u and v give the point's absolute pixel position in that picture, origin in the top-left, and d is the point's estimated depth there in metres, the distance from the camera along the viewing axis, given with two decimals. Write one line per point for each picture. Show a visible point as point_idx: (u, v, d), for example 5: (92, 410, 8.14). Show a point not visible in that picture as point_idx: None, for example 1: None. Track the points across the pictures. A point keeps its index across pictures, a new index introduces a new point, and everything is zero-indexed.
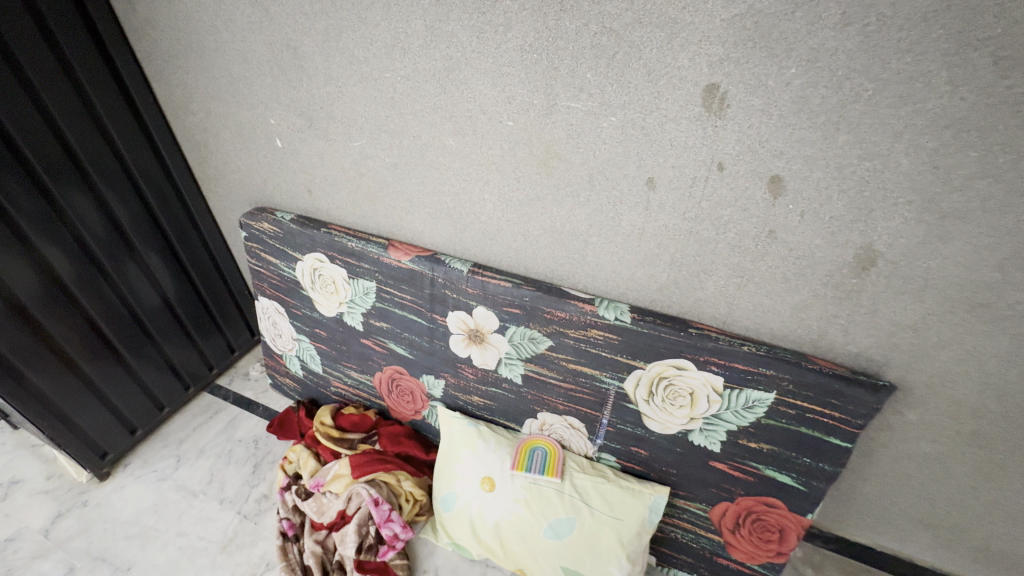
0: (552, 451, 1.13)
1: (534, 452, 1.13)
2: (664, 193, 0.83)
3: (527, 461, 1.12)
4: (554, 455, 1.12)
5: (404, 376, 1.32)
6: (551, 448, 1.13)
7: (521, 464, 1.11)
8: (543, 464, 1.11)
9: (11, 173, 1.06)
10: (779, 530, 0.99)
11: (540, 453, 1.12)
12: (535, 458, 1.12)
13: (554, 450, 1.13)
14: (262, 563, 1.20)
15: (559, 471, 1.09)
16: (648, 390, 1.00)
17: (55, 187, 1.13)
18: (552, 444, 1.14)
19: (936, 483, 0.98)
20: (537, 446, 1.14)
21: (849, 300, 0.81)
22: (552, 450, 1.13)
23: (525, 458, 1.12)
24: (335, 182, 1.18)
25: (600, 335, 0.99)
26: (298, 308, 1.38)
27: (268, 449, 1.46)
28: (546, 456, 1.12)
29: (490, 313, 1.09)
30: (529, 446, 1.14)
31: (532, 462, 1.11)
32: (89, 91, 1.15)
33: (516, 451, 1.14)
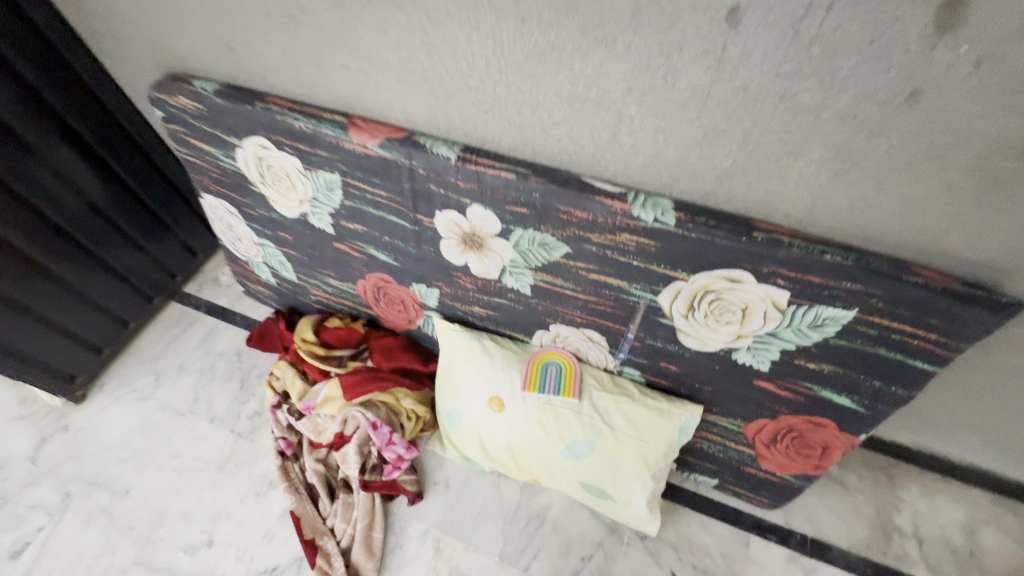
0: (569, 368, 0.98)
1: (548, 367, 0.99)
2: (754, 34, 0.54)
3: (540, 379, 0.98)
4: (571, 372, 0.98)
5: (391, 284, 1.12)
6: (568, 362, 0.99)
7: (534, 383, 0.98)
8: (559, 382, 0.97)
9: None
10: (822, 448, 0.89)
11: (555, 369, 0.99)
12: (550, 374, 0.98)
13: (571, 367, 0.99)
14: (264, 481, 1.15)
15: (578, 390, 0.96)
16: (688, 304, 0.82)
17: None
18: (568, 357, 1.00)
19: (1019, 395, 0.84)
20: (552, 360, 1.00)
21: (996, 191, 0.58)
22: (569, 364, 0.99)
23: (539, 375, 0.99)
24: (262, 33, 0.84)
25: (633, 242, 0.77)
26: (253, 208, 1.13)
27: (253, 362, 1.33)
28: (561, 372, 0.98)
29: (488, 213, 0.85)
30: (542, 361, 1.00)
31: (547, 380, 0.98)
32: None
33: (527, 368, 1.00)
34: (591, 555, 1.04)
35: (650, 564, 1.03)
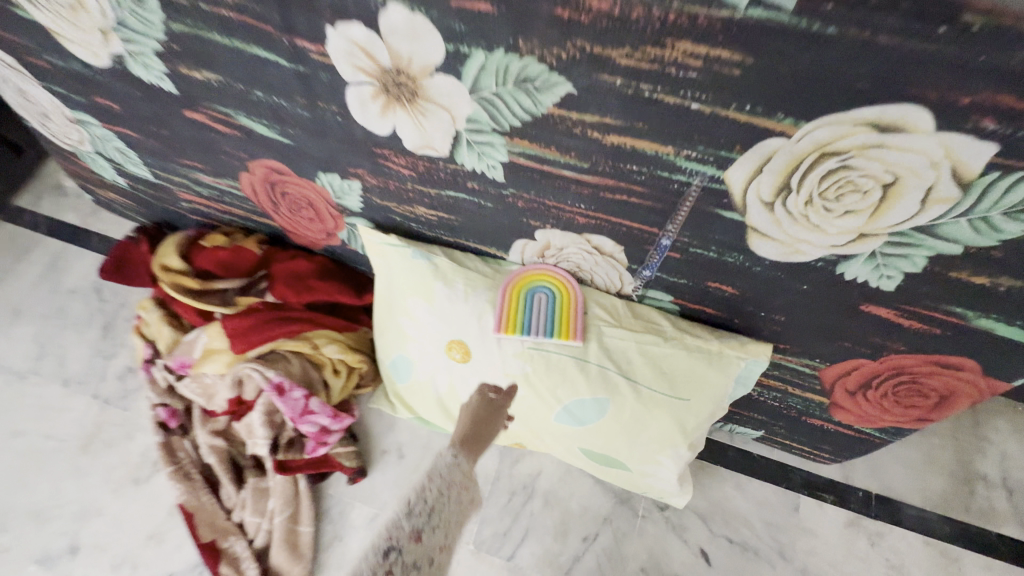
0: (566, 299, 0.66)
1: (535, 296, 0.66)
2: None
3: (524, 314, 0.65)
4: (570, 305, 0.65)
5: (289, 179, 0.73)
6: (566, 289, 0.66)
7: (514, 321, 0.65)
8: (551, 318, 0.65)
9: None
10: (939, 397, 0.60)
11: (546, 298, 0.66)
12: (539, 307, 0.66)
13: (569, 297, 0.66)
14: (146, 463, 0.83)
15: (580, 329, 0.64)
16: (781, 182, 0.46)
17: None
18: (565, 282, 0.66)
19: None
20: (541, 286, 0.67)
21: None
22: (566, 292, 0.66)
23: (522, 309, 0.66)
24: None
25: (696, 60, 0.40)
26: (38, 56, 0.68)
27: (119, 301, 0.95)
28: (555, 304, 0.66)
29: (420, 24, 0.45)
30: (526, 288, 0.67)
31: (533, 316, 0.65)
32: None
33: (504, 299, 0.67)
34: (595, 534, 0.79)
35: (673, 541, 0.78)
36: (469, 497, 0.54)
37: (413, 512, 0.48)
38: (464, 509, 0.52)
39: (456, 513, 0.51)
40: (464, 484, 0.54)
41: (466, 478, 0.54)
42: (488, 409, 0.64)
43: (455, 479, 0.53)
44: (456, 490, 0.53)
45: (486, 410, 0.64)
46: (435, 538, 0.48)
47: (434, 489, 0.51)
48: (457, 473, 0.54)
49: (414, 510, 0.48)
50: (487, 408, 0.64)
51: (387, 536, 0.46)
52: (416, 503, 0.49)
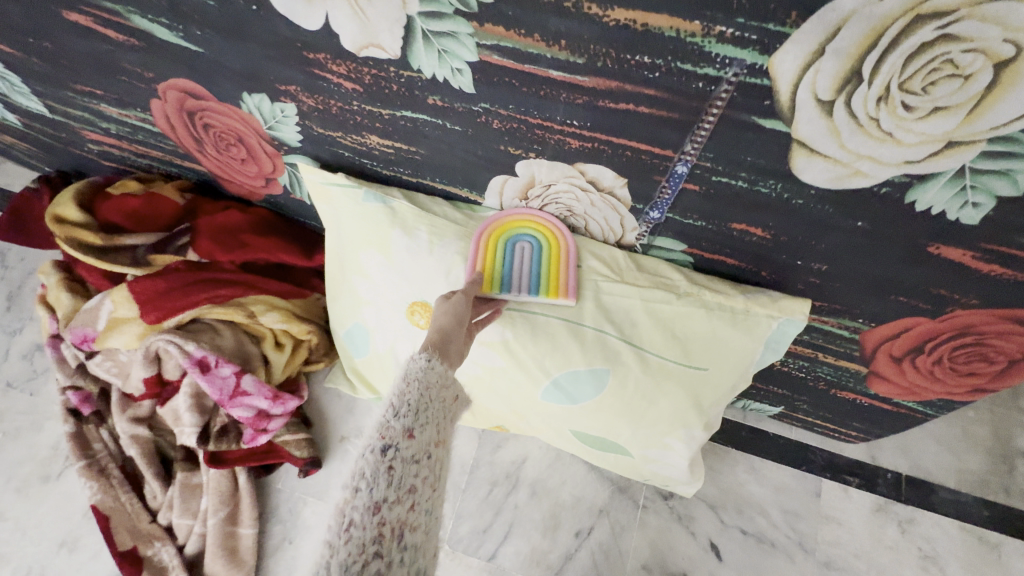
0: (554, 251, 0.53)
1: (516, 246, 0.54)
2: None
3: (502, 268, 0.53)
4: (558, 257, 0.53)
5: (209, 106, 0.58)
6: (552, 238, 0.54)
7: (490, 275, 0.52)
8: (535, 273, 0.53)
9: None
10: (1008, 362, 0.50)
11: (529, 249, 0.53)
12: (520, 259, 0.53)
13: (560, 251, 0.53)
14: (56, 456, 0.70)
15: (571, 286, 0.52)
16: (848, 70, 0.34)
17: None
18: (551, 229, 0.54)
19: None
20: (523, 235, 0.54)
21: None
22: (553, 242, 0.54)
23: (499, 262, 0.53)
24: None
25: None
26: None
27: (26, 268, 0.80)
28: (540, 256, 0.53)
29: None
30: (504, 237, 0.54)
31: (512, 270, 0.53)
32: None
33: (477, 250, 0.54)
34: (590, 528, 0.68)
35: (679, 533, 0.68)
36: (453, 396, 0.42)
37: (399, 409, 0.37)
38: (454, 405, 0.41)
39: (449, 404, 0.41)
40: (447, 386, 0.41)
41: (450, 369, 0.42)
42: (458, 303, 0.47)
43: (438, 373, 0.41)
44: (444, 381, 0.41)
45: (455, 306, 0.47)
46: (432, 432, 0.38)
47: (417, 388, 0.39)
48: (436, 375, 0.40)
49: (401, 407, 0.37)
50: (457, 305, 0.47)
51: (378, 437, 0.36)
52: (403, 399, 0.38)
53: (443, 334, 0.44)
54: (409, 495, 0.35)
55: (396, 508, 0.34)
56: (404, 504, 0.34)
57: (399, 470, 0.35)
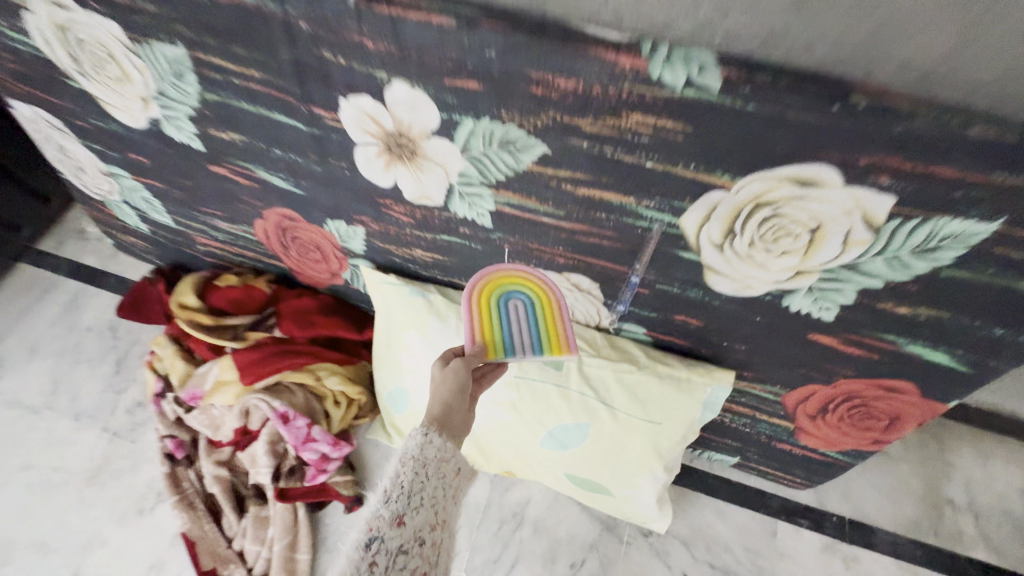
0: (543, 300, 0.65)
1: (506, 303, 0.65)
2: None
3: (501, 336, 0.62)
4: (552, 305, 0.65)
5: (299, 225, 0.81)
6: (532, 282, 0.66)
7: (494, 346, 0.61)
8: (536, 326, 0.64)
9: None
10: (889, 419, 0.66)
11: (520, 301, 0.65)
12: (512, 317, 0.64)
13: (545, 300, 0.65)
14: (151, 494, 0.87)
15: (556, 336, 0.64)
16: (726, 228, 0.54)
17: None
18: (525, 272, 0.67)
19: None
20: (508, 289, 0.66)
21: None
22: (536, 283, 0.66)
23: (495, 326, 0.63)
24: None
25: (648, 128, 0.49)
26: (82, 118, 0.77)
27: (132, 339, 1.01)
28: (533, 308, 0.65)
29: (419, 98, 0.54)
30: (492, 295, 0.65)
31: (511, 333, 0.63)
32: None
33: (469, 320, 0.63)
34: (582, 561, 0.82)
35: (657, 566, 0.81)
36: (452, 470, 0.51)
37: (390, 499, 0.46)
38: (451, 479, 0.50)
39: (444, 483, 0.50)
40: (444, 463, 0.50)
41: (449, 445, 0.51)
42: (456, 368, 0.56)
43: (434, 454, 0.49)
44: (440, 463, 0.49)
45: (455, 372, 0.56)
46: (418, 519, 0.47)
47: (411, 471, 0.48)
48: (432, 451, 0.49)
49: (392, 499, 0.47)
50: (456, 371, 0.56)
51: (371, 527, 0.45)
52: (393, 490, 0.47)
53: (445, 400, 0.53)
54: None
55: None
56: None
57: (383, 559, 0.44)
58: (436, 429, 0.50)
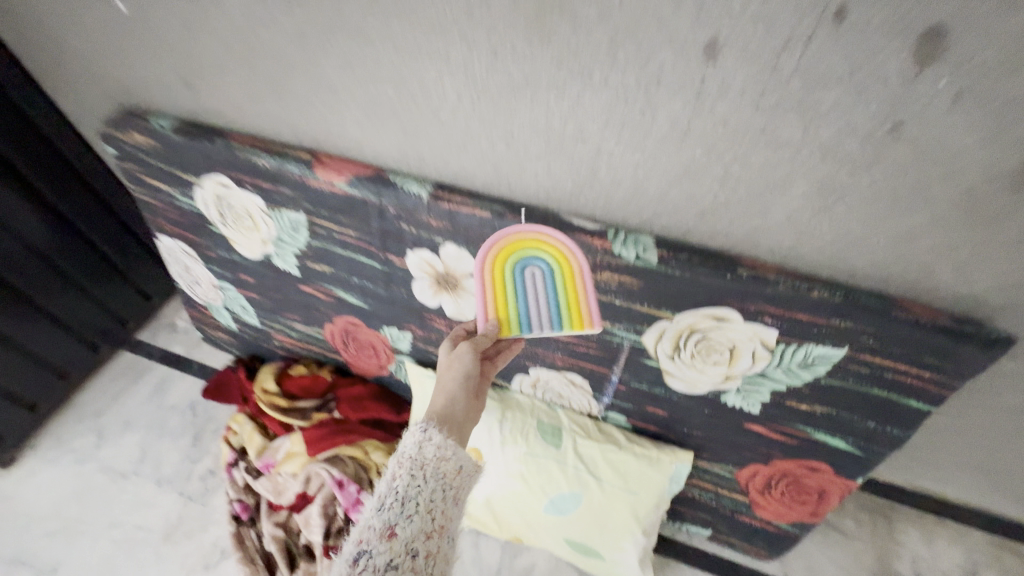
0: (566, 272, 0.73)
1: (522, 271, 0.74)
2: (733, 67, 0.51)
3: (519, 312, 0.73)
4: (572, 274, 0.73)
5: (360, 328, 1.05)
6: (551, 246, 0.73)
7: (511, 324, 0.74)
8: (554, 298, 0.73)
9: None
10: (818, 493, 0.84)
11: (537, 271, 0.73)
12: (529, 288, 0.74)
13: (568, 268, 0.73)
14: (216, 551, 1.03)
15: (581, 307, 0.72)
16: (674, 345, 0.78)
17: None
18: (542, 235, 0.72)
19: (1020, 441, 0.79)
20: (524, 257, 0.74)
21: (985, 227, 0.55)
22: (556, 249, 0.73)
23: (512, 300, 0.74)
24: (219, 68, 0.78)
25: (615, 280, 0.74)
26: (211, 250, 1.05)
27: (209, 416, 1.23)
28: (552, 280, 0.73)
29: (463, 253, 0.81)
30: (517, 262, 0.74)
31: (528, 310, 0.73)
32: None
33: (488, 301, 0.74)
34: None
35: None
36: (451, 467, 0.57)
37: (382, 509, 0.53)
38: (451, 477, 0.57)
39: (438, 487, 0.56)
40: (439, 462, 0.57)
41: (444, 445, 0.58)
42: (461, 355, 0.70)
43: (428, 453, 0.57)
44: (431, 465, 0.57)
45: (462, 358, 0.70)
46: (410, 527, 0.52)
47: (406, 474, 0.55)
48: (428, 448, 0.57)
49: (384, 509, 0.53)
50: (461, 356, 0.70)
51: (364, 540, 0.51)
52: (386, 502, 0.54)
53: (450, 390, 0.66)
54: None
55: None
56: None
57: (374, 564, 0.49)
58: (432, 426, 0.59)
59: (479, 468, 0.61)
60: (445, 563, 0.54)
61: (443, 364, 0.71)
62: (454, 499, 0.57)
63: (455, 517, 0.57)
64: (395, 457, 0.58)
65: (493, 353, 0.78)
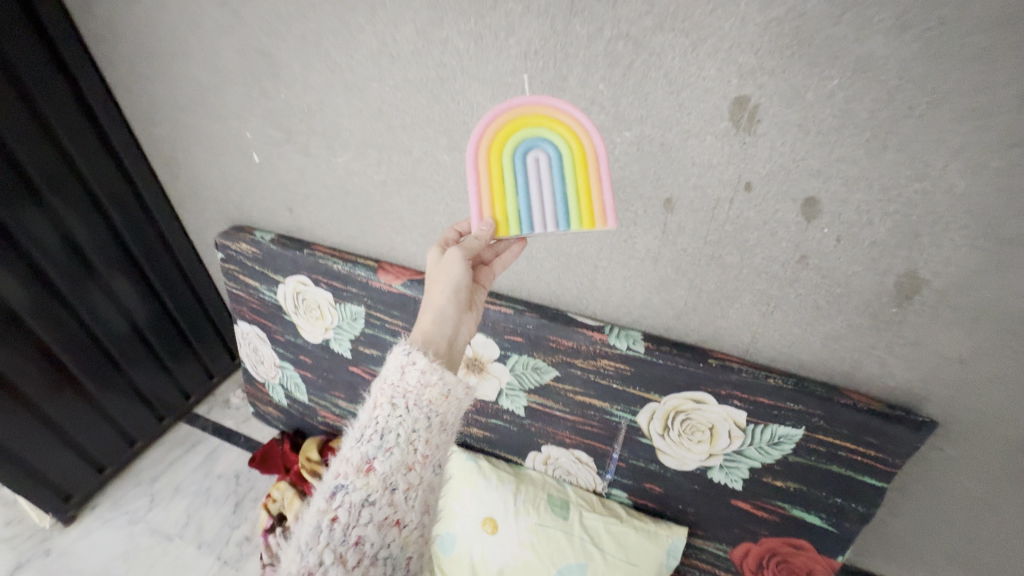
0: (575, 153, 0.65)
1: (524, 157, 0.66)
2: (685, 215, 0.74)
3: (520, 209, 0.68)
4: (583, 156, 0.65)
5: None
6: (559, 121, 0.65)
7: (510, 222, 0.69)
8: (560, 185, 0.67)
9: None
10: (806, 572, 0.93)
11: (541, 155, 0.66)
12: (532, 176, 0.67)
13: (578, 150, 0.65)
14: None
15: (591, 194, 0.66)
16: (663, 424, 0.93)
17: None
18: (548, 107, 0.65)
19: (987, 528, 0.85)
20: (526, 138, 0.66)
21: (889, 331, 0.73)
22: (567, 129, 0.65)
23: (511, 195, 0.68)
24: (318, 200, 1.06)
25: (611, 367, 0.92)
26: (281, 334, 1.27)
27: (250, 486, 1.36)
28: (559, 167, 0.66)
29: (490, 341, 1.01)
30: (518, 145, 0.66)
31: (531, 206, 0.68)
32: (16, 68, 0.97)
33: (483, 196, 0.68)
34: None
35: None
36: (435, 397, 0.57)
37: (362, 442, 0.55)
38: (433, 409, 0.56)
39: (421, 415, 0.56)
40: (423, 392, 0.56)
41: (429, 369, 0.57)
42: (450, 270, 0.68)
43: (411, 380, 0.56)
44: (414, 392, 0.56)
45: (451, 272, 0.68)
46: (387, 461, 0.54)
47: (387, 407, 0.55)
48: (411, 377, 0.56)
49: (363, 442, 0.54)
50: (449, 272, 0.68)
51: (344, 472, 0.54)
52: (367, 435, 0.55)
53: (439, 307, 0.66)
54: (360, 520, 0.51)
55: (343, 528, 0.51)
56: (354, 526, 0.51)
57: (352, 496, 0.52)
58: (415, 352, 0.58)
59: (469, 389, 0.60)
60: (428, 489, 0.57)
61: (433, 271, 0.70)
62: (439, 425, 0.57)
63: (440, 444, 0.57)
64: (380, 384, 0.58)
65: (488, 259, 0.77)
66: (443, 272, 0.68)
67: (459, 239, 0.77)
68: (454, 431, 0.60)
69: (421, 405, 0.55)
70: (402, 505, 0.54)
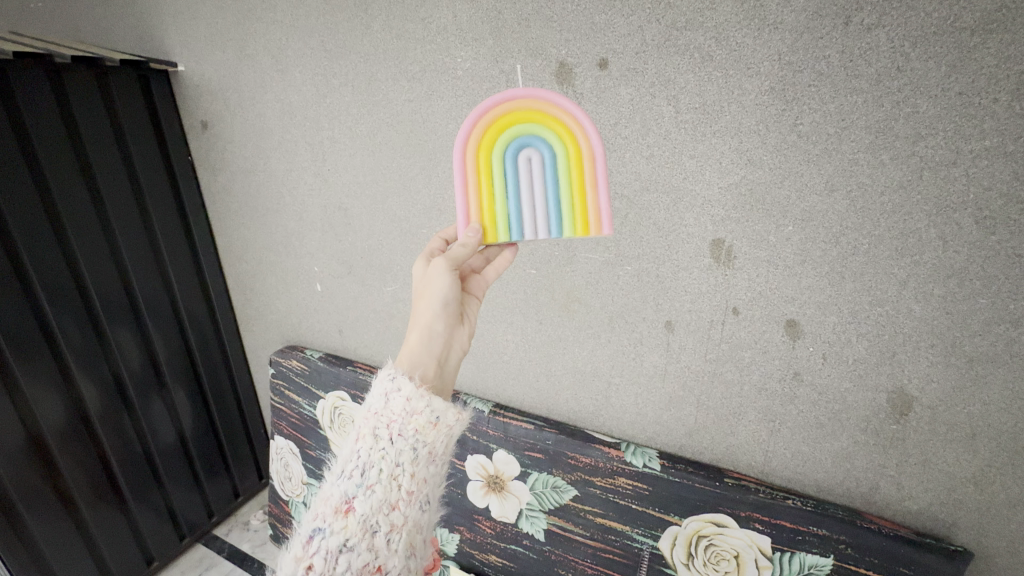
0: (572, 151, 0.71)
1: (516, 157, 0.71)
2: (684, 335, 0.84)
3: (511, 213, 0.73)
4: (580, 157, 0.70)
5: None
6: (553, 116, 0.71)
7: (500, 228, 0.73)
8: (554, 183, 0.72)
9: (16, 309, 1.05)
10: None
11: (534, 157, 0.71)
12: (525, 175, 0.72)
13: (574, 147, 0.70)
14: None
15: (591, 191, 0.71)
16: (686, 551, 0.90)
17: (68, 319, 1.14)
18: (542, 101, 0.71)
19: None
20: (519, 137, 0.71)
21: (894, 449, 0.74)
22: (562, 127, 0.71)
23: (503, 197, 0.73)
24: (365, 323, 1.23)
25: (629, 485, 0.93)
26: (313, 449, 1.34)
27: None
28: (552, 167, 0.71)
29: (510, 458, 1.05)
30: (509, 145, 0.71)
31: (523, 209, 0.73)
32: (152, 214, 1.28)
33: (472, 201, 0.73)
34: None
35: None
36: (421, 425, 0.60)
37: (343, 482, 0.58)
38: (418, 440, 0.59)
39: (406, 447, 0.59)
40: (406, 423, 0.59)
41: (412, 398, 0.61)
42: (438, 285, 0.70)
43: (395, 409, 0.60)
44: (398, 423, 0.59)
45: (438, 284, 0.69)
46: (367, 501, 0.56)
47: (369, 443, 0.59)
48: (396, 407, 0.60)
49: (344, 482, 0.58)
50: (436, 288, 0.70)
51: (325, 515, 0.56)
52: (348, 474, 0.58)
53: (426, 327, 0.69)
54: (337, 567, 0.54)
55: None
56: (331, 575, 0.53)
57: (330, 541, 0.55)
58: (400, 378, 0.61)
59: (459, 415, 0.63)
60: (412, 530, 0.59)
61: (420, 283, 0.72)
62: (425, 456, 0.60)
63: (426, 477, 0.60)
64: (365, 415, 0.62)
65: (479, 266, 0.82)
66: (430, 287, 0.70)
67: (445, 247, 0.82)
68: (443, 462, 0.63)
69: (406, 436, 0.59)
70: (382, 549, 0.56)
